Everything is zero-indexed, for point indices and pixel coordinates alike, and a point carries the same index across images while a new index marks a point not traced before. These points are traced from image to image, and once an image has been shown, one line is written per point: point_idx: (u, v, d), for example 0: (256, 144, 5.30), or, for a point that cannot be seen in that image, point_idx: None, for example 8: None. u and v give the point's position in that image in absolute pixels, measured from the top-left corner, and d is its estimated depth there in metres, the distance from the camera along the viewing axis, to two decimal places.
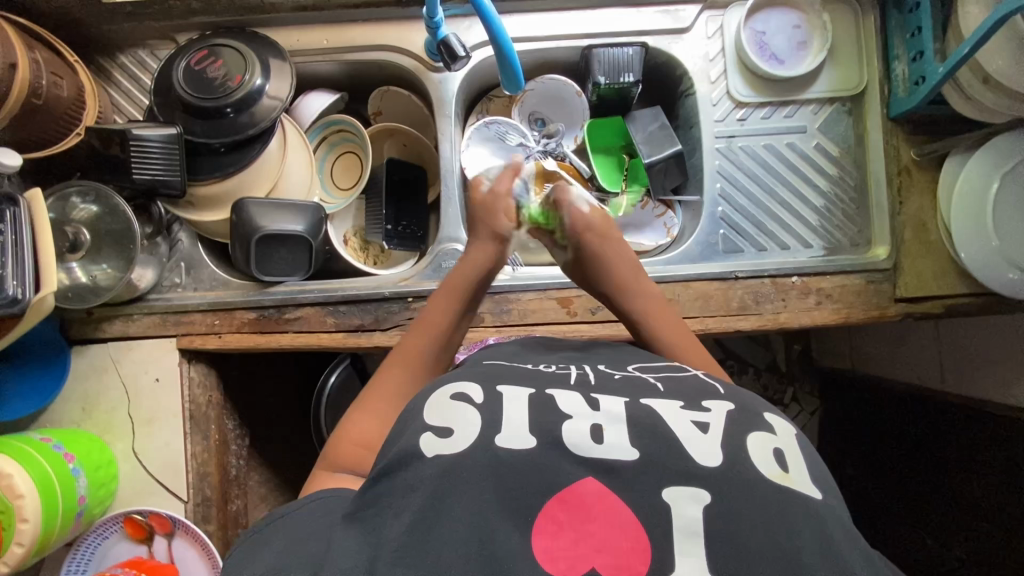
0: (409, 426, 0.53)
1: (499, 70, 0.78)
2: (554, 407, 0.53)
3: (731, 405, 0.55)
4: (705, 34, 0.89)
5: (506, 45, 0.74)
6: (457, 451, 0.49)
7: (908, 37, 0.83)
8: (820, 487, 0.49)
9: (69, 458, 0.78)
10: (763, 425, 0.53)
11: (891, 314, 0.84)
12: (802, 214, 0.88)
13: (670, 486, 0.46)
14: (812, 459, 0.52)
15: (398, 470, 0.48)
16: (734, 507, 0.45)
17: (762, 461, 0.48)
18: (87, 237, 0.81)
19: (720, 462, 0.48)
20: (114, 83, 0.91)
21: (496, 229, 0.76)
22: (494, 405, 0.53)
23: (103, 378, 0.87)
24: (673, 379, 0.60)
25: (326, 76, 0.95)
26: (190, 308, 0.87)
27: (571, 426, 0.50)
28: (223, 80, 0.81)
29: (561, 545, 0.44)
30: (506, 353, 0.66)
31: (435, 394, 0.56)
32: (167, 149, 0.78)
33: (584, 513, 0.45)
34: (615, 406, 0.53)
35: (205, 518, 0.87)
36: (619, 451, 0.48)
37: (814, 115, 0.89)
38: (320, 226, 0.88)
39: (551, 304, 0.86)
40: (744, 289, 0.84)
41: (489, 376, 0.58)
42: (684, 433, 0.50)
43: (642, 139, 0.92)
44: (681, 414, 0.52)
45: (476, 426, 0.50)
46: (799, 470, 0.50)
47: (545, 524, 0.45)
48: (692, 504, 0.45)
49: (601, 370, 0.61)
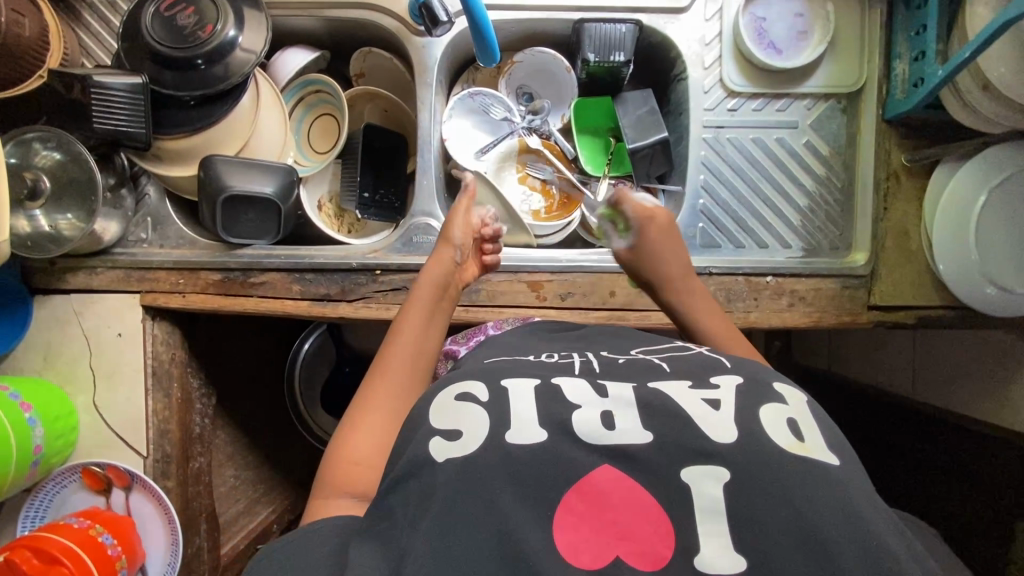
0: (418, 429, 0.54)
1: (473, 39, 0.74)
2: (562, 398, 0.54)
3: (740, 377, 0.57)
4: (704, 15, 0.85)
5: (479, 12, 0.70)
6: (468, 452, 0.50)
7: (912, 35, 0.79)
8: (837, 452, 0.50)
9: (25, 408, 0.78)
10: (775, 395, 0.54)
11: (862, 320, 0.83)
12: (784, 214, 0.86)
13: (689, 466, 0.48)
14: (824, 423, 0.53)
15: (415, 476, 0.50)
16: (756, 490, 0.46)
17: (779, 434, 0.50)
18: (47, 185, 0.78)
19: (736, 438, 0.49)
20: (82, 24, 0.86)
21: (447, 236, 0.77)
22: (500, 401, 0.54)
23: (65, 330, 0.86)
24: (678, 358, 0.62)
25: (307, 32, 0.91)
26: (154, 264, 0.86)
27: (582, 417, 0.51)
28: (194, 30, 0.77)
29: (585, 534, 0.46)
30: (506, 348, 0.67)
31: (440, 396, 0.56)
32: (131, 99, 0.75)
33: (605, 500, 0.47)
34: (623, 391, 0.55)
35: (164, 474, 0.88)
36: (633, 435, 0.50)
37: (807, 111, 0.86)
38: (290, 190, 0.86)
39: (521, 288, 0.84)
40: (717, 286, 0.83)
41: (491, 371, 0.58)
42: (698, 413, 0.51)
43: (629, 124, 0.89)
44: (692, 393, 0.54)
45: (486, 425, 0.52)
46: (816, 436, 0.51)
47: (568, 512, 0.47)
48: (712, 484, 0.47)
49: (603, 357, 0.63)
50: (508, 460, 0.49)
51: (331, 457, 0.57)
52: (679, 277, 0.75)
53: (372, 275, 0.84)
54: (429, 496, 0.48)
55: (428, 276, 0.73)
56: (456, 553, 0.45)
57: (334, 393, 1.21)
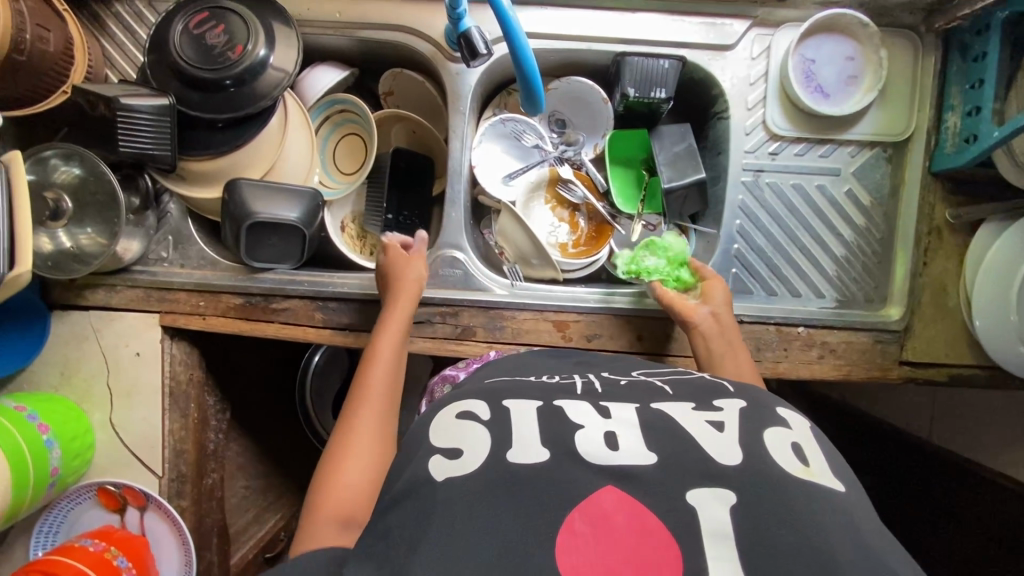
0: (417, 451, 0.55)
1: (520, 91, 0.72)
2: (565, 419, 0.55)
3: (743, 402, 0.57)
4: (750, 54, 0.81)
5: (532, 71, 0.68)
6: (468, 473, 0.50)
7: (966, 88, 0.76)
8: (842, 479, 0.50)
9: (43, 430, 0.77)
10: (778, 419, 0.55)
11: (893, 375, 0.82)
12: (820, 263, 0.84)
13: (694, 488, 0.47)
14: (832, 455, 0.53)
15: (413, 497, 0.50)
16: (764, 512, 0.46)
17: (784, 458, 0.50)
18: (69, 205, 0.77)
19: (741, 459, 0.49)
20: (107, 33, 0.83)
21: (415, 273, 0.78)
22: (502, 422, 0.55)
23: (82, 347, 0.85)
24: (679, 381, 0.63)
25: (337, 50, 0.88)
26: (175, 285, 0.84)
27: (586, 437, 0.52)
28: (224, 50, 0.75)
29: (588, 557, 0.44)
30: (506, 368, 0.69)
31: (440, 416, 0.59)
32: (157, 122, 0.73)
33: (607, 523, 0.46)
34: (625, 412, 0.56)
35: (179, 493, 0.88)
36: (638, 456, 0.50)
37: (851, 158, 0.83)
38: (315, 214, 0.83)
39: (547, 326, 0.83)
40: (747, 335, 0.82)
41: (493, 392, 0.60)
42: (700, 434, 0.52)
43: (664, 160, 0.86)
44: (694, 415, 0.55)
45: (488, 445, 0.53)
46: (822, 465, 0.51)
47: (571, 535, 0.45)
48: (719, 506, 0.46)
49: (605, 377, 0.65)
50: (514, 484, 0.49)
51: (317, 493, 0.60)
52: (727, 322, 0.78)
53: None
54: (438, 506, 0.48)
55: (391, 319, 0.75)
56: (463, 561, 0.44)
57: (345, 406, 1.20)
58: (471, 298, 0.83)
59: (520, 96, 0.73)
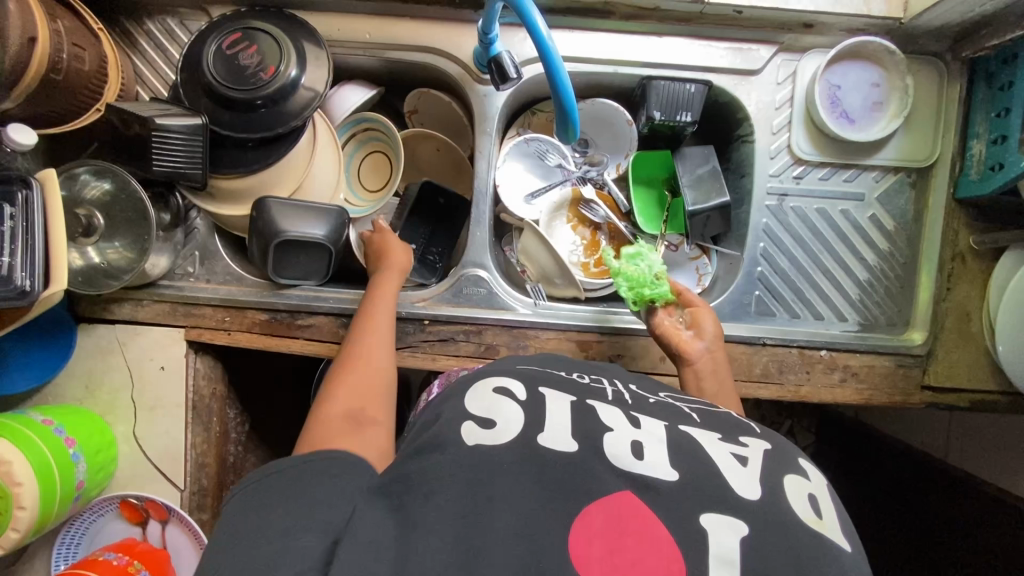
0: (442, 416, 0.55)
1: (555, 112, 0.71)
2: (595, 416, 0.56)
3: (767, 444, 0.57)
4: (775, 79, 0.82)
5: (569, 102, 0.68)
6: (501, 442, 0.51)
7: (992, 116, 0.76)
8: (850, 540, 0.49)
9: (70, 443, 0.77)
10: (797, 468, 0.55)
11: (915, 401, 0.82)
12: (843, 287, 0.84)
13: (707, 512, 0.47)
14: (842, 513, 0.53)
15: (438, 451, 0.51)
16: (771, 545, 0.45)
17: (799, 503, 0.50)
18: (101, 221, 0.77)
19: (761, 495, 0.49)
20: (138, 51, 0.84)
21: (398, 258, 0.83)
22: (537, 407, 0.56)
23: (108, 360, 0.86)
24: (708, 414, 0.62)
25: (364, 69, 0.89)
26: (200, 301, 0.85)
27: (613, 442, 0.53)
28: (256, 70, 0.75)
29: (595, 555, 0.44)
30: (537, 359, 0.69)
31: (478, 386, 0.60)
32: (189, 141, 0.74)
33: (619, 526, 0.46)
34: (656, 428, 0.56)
35: (199, 507, 0.88)
36: (661, 470, 0.50)
37: (875, 183, 0.83)
38: (341, 231, 0.84)
39: (571, 346, 0.83)
40: (769, 357, 0.82)
41: (531, 377, 0.61)
42: (724, 464, 0.52)
43: (688, 182, 0.87)
44: (720, 446, 0.55)
45: (522, 423, 0.54)
46: (833, 519, 0.51)
47: (585, 527, 0.46)
48: (730, 534, 0.46)
49: (634, 391, 0.64)
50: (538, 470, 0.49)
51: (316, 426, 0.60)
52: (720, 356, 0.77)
53: (421, 324, 0.83)
54: (456, 476, 0.48)
55: (382, 283, 0.80)
56: None
57: None
58: (495, 317, 0.84)
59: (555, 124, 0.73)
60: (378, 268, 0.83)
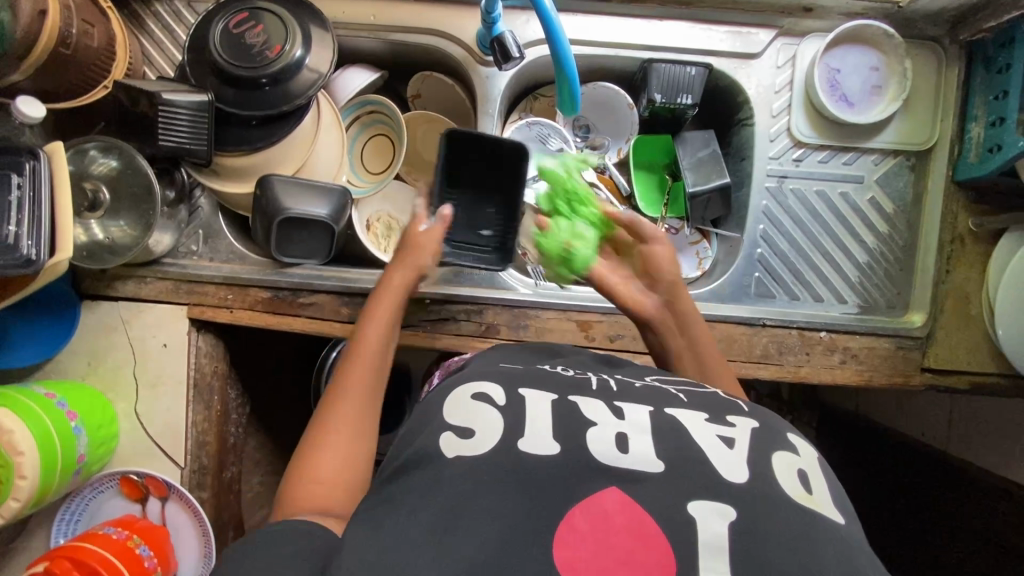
0: (431, 421, 0.56)
1: (557, 93, 0.74)
2: (577, 415, 0.55)
3: (754, 422, 0.58)
4: (775, 63, 0.83)
5: (570, 67, 0.69)
6: (479, 453, 0.51)
7: (991, 99, 0.77)
8: (842, 511, 0.52)
9: (71, 417, 0.78)
10: (786, 443, 0.56)
11: (915, 382, 0.82)
12: (843, 269, 0.85)
13: (696, 500, 0.48)
14: (833, 484, 0.55)
15: (419, 467, 0.52)
16: (760, 524, 0.47)
17: (788, 481, 0.51)
18: (107, 196, 0.78)
19: (747, 477, 0.50)
20: (146, 32, 0.85)
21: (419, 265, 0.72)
22: (516, 407, 0.55)
23: (110, 337, 0.86)
24: (693, 391, 0.62)
25: (368, 52, 0.90)
26: (204, 279, 0.85)
27: (596, 436, 0.53)
28: (262, 49, 0.76)
29: (584, 556, 0.45)
30: (521, 356, 0.69)
31: (455, 394, 0.59)
32: (195, 117, 0.74)
33: (607, 523, 0.47)
34: (638, 415, 0.56)
35: (200, 485, 0.88)
36: (644, 462, 0.51)
37: (874, 166, 0.84)
38: (343, 211, 0.85)
39: (570, 326, 0.84)
40: (769, 338, 0.82)
41: (510, 379, 0.60)
42: (710, 447, 0.52)
43: (688, 165, 0.87)
44: (706, 427, 0.55)
45: (500, 431, 0.53)
46: (823, 492, 0.52)
47: (571, 531, 0.46)
48: (719, 520, 0.47)
49: (619, 379, 0.64)
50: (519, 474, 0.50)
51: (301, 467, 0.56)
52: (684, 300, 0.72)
53: (421, 304, 0.84)
54: (444, 481, 0.49)
55: (391, 283, 0.71)
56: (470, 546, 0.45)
57: None
58: (497, 296, 0.84)
59: (555, 92, 0.74)
60: (395, 257, 0.74)
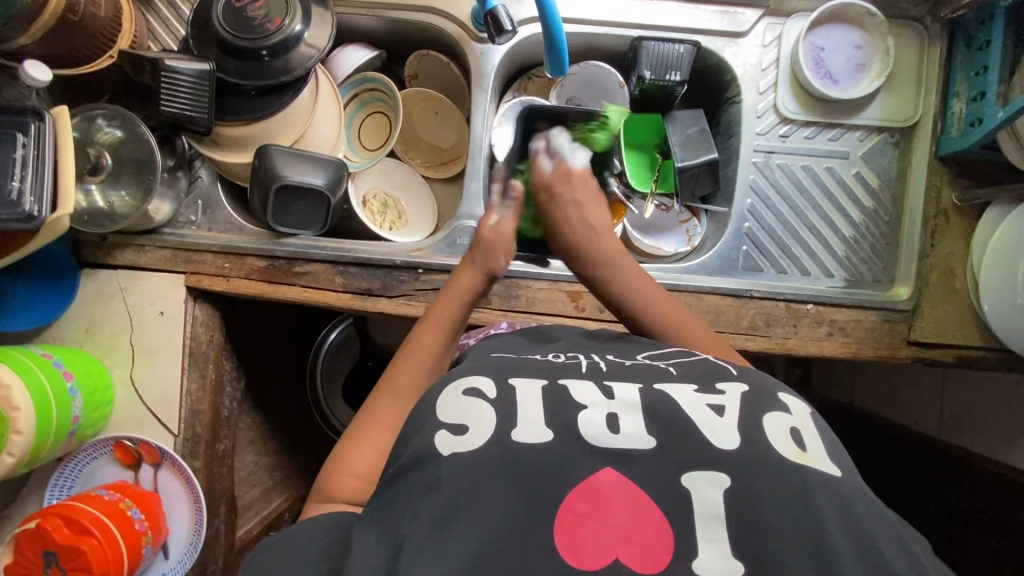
0: (424, 423, 0.53)
1: (545, 48, 0.74)
2: (568, 399, 0.54)
3: (745, 386, 0.57)
4: (761, 42, 0.85)
5: (555, 23, 0.71)
6: (472, 449, 0.50)
7: (972, 75, 0.79)
8: (838, 464, 0.51)
9: (68, 377, 0.79)
10: (778, 403, 0.55)
11: (901, 355, 0.83)
12: (830, 243, 0.86)
13: (688, 472, 0.48)
14: (828, 439, 0.54)
15: (419, 467, 0.50)
16: (756, 490, 0.47)
17: (780, 441, 0.51)
18: (109, 162, 0.80)
19: (738, 444, 0.50)
20: (152, 9, 0.88)
21: (492, 267, 0.73)
22: (507, 400, 0.54)
23: (109, 304, 0.88)
24: (683, 363, 0.61)
25: (367, 31, 0.93)
26: (201, 247, 0.87)
27: (589, 420, 0.52)
28: (262, 21, 0.78)
29: (586, 536, 0.46)
30: (517, 344, 0.66)
31: (444, 393, 0.56)
32: (196, 85, 0.77)
33: (605, 504, 0.47)
34: (629, 393, 0.55)
35: (192, 454, 0.89)
36: (637, 440, 0.50)
37: (859, 142, 0.86)
38: (339, 182, 0.87)
39: (561, 296, 0.85)
40: (756, 309, 0.83)
41: (500, 369, 0.58)
42: (702, 420, 0.52)
43: (677, 142, 0.89)
44: (696, 398, 0.54)
45: (493, 424, 0.52)
46: (818, 449, 0.52)
47: (570, 514, 0.47)
48: (712, 489, 0.47)
49: (610, 360, 0.62)
50: (512, 458, 0.49)
51: (337, 460, 0.58)
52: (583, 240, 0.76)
53: (415, 273, 0.86)
54: (444, 480, 0.48)
55: (459, 283, 0.72)
56: (472, 519, 0.46)
57: (357, 387, 1.21)
58: None
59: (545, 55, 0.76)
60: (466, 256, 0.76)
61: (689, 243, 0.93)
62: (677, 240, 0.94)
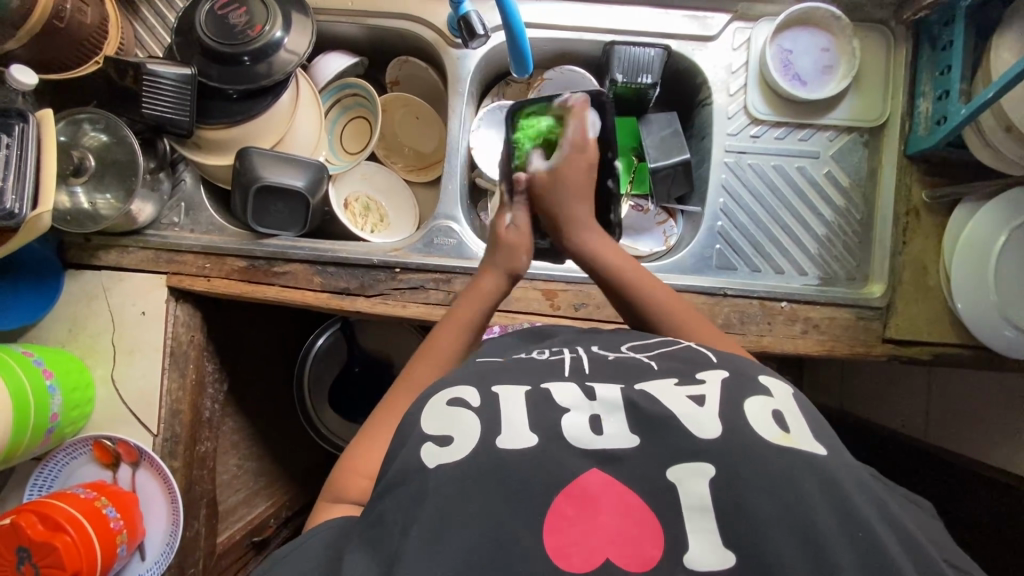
0: (410, 435, 0.53)
1: (510, 55, 0.79)
2: (552, 401, 0.53)
3: (725, 372, 0.55)
4: (731, 45, 0.87)
5: (517, 25, 0.75)
6: (458, 459, 0.49)
7: (937, 75, 0.81)
8: (824, 441, 0.50)
9: (47, 375, 0.80)
10: (760, 387, 0.53)
11: (877, 353, 0.83)
12: (802, 241, 0.87)
13: (673, 465, 0.47)
14: (813, 417, 0.52)
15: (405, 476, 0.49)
16: (744, 487, 0.46)
17: (764, 427, 0.49)
18: (92, 164, 0.82)
19: (720, 432, 0.48)
20: (140, 18, 0.91)
21: (513, 266, 0.73)
22: (492, 406, 0.53)
23: (91, 305, 0.89)
24: (664, 354, 0.59)
25: (348, 39, 0.96)
26: (183, 248, 0.89)
27: (571, 422, 0.51)
28: (244, 28, 0.80)
29: (573, 538, 0.45)
30: (500, 346, 0.66)
31: (433, 399, 0.56)
32: (179, 89, 0.79)
33: (593, 506, 0.46)
34: (610, 391, 0.54)
35: (171, 453, 0.89)
36: (620, 439, 0.49)
37: (829, 142, 0.87)
38: (320, 184, 0.88)
39: (536, 294, 0.86)
40: (731, 308, 0.83)
41: (484, 376, 0.57)
42: (683, 411, 0.50)
43: (653, 144, 0.91)
44: (676, 391, 0.53)
45: (477, 432, 0.51)
46: (801, 427, 0.50)
47: (556, 517, 0.46)
48: (697, 492, 0.46)
49: (594, 352, 0.61)
50: (499, 464, 0.48)
51: (342, 463, 0.58)
52: (584, 218, 0.74)
53: (392, 272, 0.87)
54: (431, 490, 0.48)
55: (480, 283, 0.72)
56: (455, 523, 0.46)
57: (341, 391, 1.21)
58: (464, 265, 0.87)
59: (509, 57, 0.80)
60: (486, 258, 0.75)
61: (665, 244, 0.94)
62: (653, 241, 0.95)
